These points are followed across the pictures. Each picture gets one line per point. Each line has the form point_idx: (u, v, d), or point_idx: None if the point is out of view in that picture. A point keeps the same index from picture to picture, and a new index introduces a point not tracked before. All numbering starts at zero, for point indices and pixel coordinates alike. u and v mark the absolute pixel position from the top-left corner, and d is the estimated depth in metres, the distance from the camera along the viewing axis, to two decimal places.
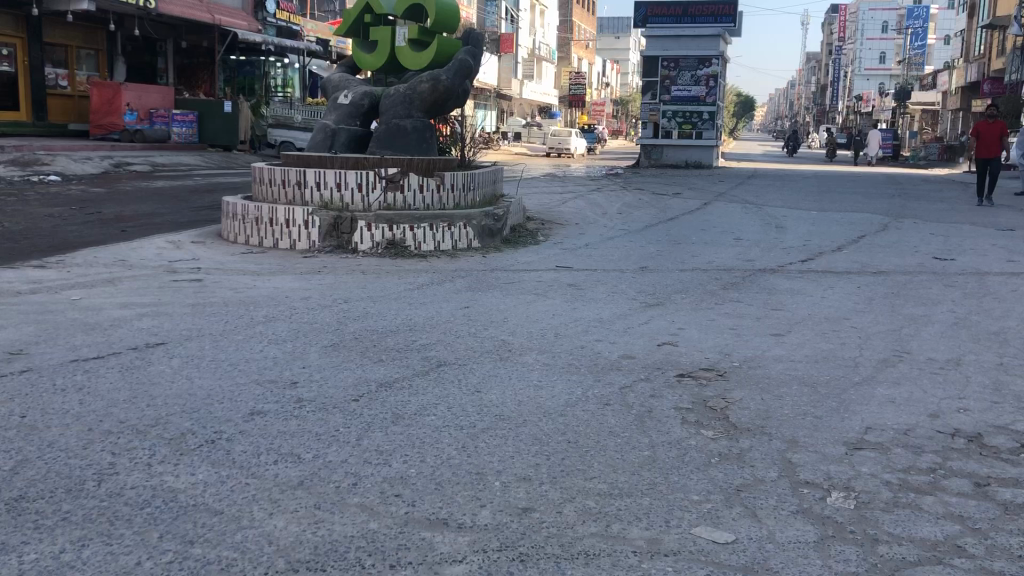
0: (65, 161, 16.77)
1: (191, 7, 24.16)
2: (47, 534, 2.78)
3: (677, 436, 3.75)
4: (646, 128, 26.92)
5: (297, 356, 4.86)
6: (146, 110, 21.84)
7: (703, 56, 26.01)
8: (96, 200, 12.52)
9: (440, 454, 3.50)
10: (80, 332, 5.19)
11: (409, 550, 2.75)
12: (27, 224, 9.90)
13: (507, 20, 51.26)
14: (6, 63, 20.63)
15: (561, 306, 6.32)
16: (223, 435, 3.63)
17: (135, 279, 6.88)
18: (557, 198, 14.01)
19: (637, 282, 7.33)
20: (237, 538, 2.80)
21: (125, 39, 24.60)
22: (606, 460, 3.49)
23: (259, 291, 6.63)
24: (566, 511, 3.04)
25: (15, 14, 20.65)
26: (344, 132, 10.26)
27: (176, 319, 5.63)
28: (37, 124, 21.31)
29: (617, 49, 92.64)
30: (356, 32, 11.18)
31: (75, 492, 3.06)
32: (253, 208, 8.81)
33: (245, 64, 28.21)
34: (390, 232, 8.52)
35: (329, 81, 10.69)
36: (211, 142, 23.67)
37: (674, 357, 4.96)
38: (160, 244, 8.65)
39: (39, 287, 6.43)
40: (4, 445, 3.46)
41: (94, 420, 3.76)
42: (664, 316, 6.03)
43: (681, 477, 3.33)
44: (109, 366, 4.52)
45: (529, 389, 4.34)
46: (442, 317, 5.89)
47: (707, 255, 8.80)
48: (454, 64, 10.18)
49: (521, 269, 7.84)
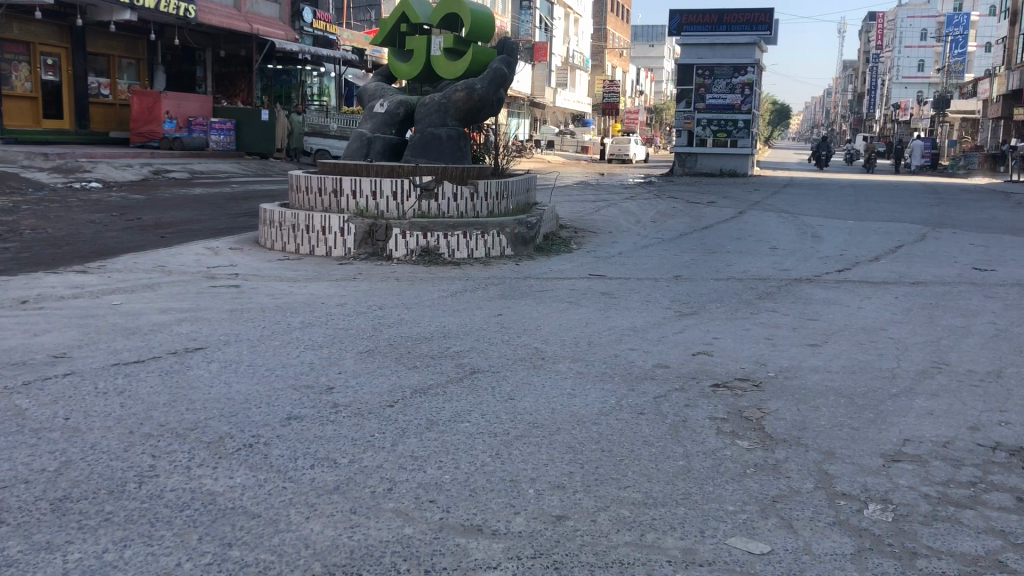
0: (106, 168, 17.09)
1: (229, 17, 24.68)
2: (90, 534, 2.83)
3: (712, 446, 3.73)
4: (679, 137, 26.82)
5: (334, 362, 4.89)
6: (184, 118, 22.19)
7: (737, 64, 25.75)
8: (135, 206, 12.74)
9: (473, 461, 3.52)
10: (121, 336, 5.28)
11: (443, 555, 2.77)
12: (70, 230, 10.07)
13: (543, 28, 51.41)
14: (51, 72, 21.01)
15: (593, 314, 6.30)
16: (261, 439, 3.68)
17: (175, 285, 7.00)
18: (589, 206, 14.03)
19: (672, 290, 7.32)
20: (275, 541, 2.83)
21: (165, 49, 24.97)
22: (640, 468, 3.49)
23: (296, 296, 6.71)
24: (600, 519, 3.04)
25: (59, 24, 21.01)
26: (380, 140, 10.34)
27: (215, 324, 5.70)
28: (80, 132, 21.71)
29: (651, 57, 92.36)
30: (393, 41, 11.30)
31: (117, 493, 3.12)
32: (291, 216, 8.92)
33: (282, 74, 28.63)
34: (424, 239, 8.57)
35: (365, 90, 10.87)
36: (248, 150, 24.01)
37: (709, 367, 4.94)
38: (199, 249, 8.79)
39: (83, 291, 6.57)
40: (48, 446, 3.53)
41: (135, 422, 3.82)
42: (699, 325, 6.01)
43: (716, 487, 3.32)
44: (149, 370, 4.60)
45: (564, 398, 4.34)
46: (475, 324, 5.91)
47: (742, 264, 8.76)
48: (489, 72, 10.20)
49: (553, 277, 7.85)
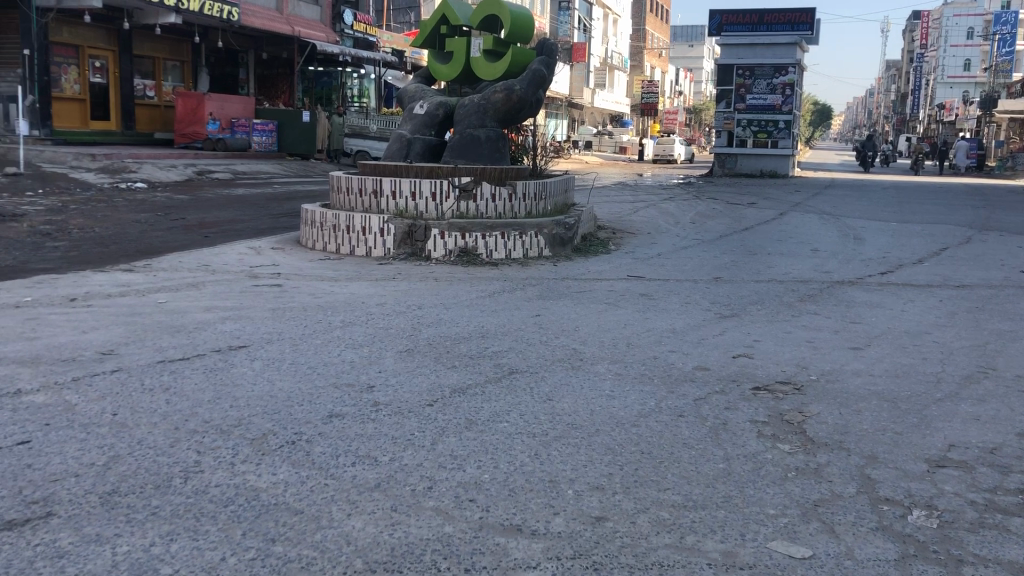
0: (151, 169, 17.37)
1: (272, 20, 25.00)
2: (137, 527, 2.89)
3: (753, 449, 3.71)
4: (719, 137, 26.60)
5: (374, 361, 4.94)
6: (227, 119, 22.48)
7: (779, 64, 25.52)
8: (179, 206, 12.93)
9: (513, 461, 3.53)
10: (167, 334, 5.37)
11: (483, 554, 2.79)
12: (116, 230, 10.25)
13: (581, 29, 51.33)
14: (98, 75, 21.40)
15: (632, 316, 6.28)
16: (303, 436, 3.73)
17: (218, 284, 7.10)
18: (628, 207, 13.97)
19: (712, 292, 7.27)
20: (317, 538, 2.86)
21: (209, 51, 25.33)
22: (680, 471, 3.47)
23: (337, 296, 6.78)
24: (640, 521, 3.03)
25: (107, 28, 21.40)
26: (419, 142, 10.40)
27: (258, 322, 5.78)
28: (125, 133, 22.10)
29: (691, 58, 91.74)
30: (433, 43, 11.36)
31: (164, 488, 3.18)
32: (331, 216, 9.00)
33: (323, 75, 28.81)
34: (462, 240, 8.61)
35: (405, 91, 10.95)
36: (289, 151, 24.30)
37: (749, 370, 4.90)
38: (241, 249, 8.91)
39: (129, 290, 6.70)
40: (97, 441, 3.61)
41: (180, 419, 3.89)
42: (739, 327, 5.96)
43: (757, 491, 3.29)
44: (194, 367, 4.68)
45: (602, 399, 4.34)
46: (514, 324, 5.93)
47: (783, 266, 8.67)
48: (528, 74, 10.22)
49: (592, 279, 7.82)
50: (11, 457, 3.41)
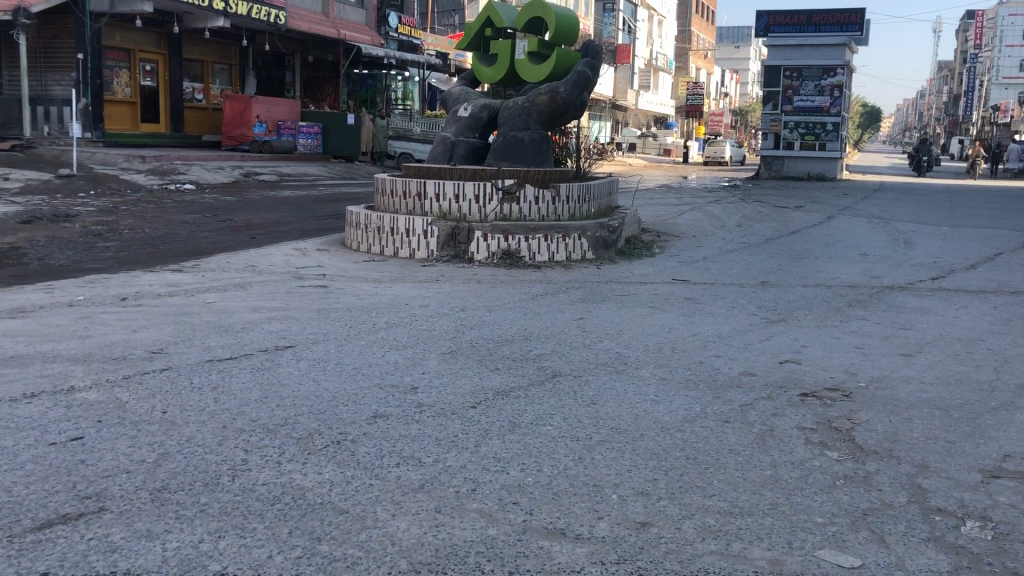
0: (200, 171, 17.64)
1: (318, 24, 25.29)
2: (186, 524, 2.93)
3: (800, 456, 3.65)
4: (766, 139, 26.28)
5: (417, 362, 4.96)
6: (274, 122, 22.76)
7: (827, 65, 25.22)
8: (227, 208, 13.13)
9: (557, 464, 3.52)
10: (215, 333, 5.45)
11: (528, 557, 2.78)
12: (166, 230, 10.44)
13: (626, 31, 51.14)
14: (149, 78, 21.80)
15: (677, 320, 6.23)
16: (348, 436, 3.76)
17: (265, 284, 7.20)
18: (673, 210, 13.88)
19: (758, 296, 7.18)
20: (362, 538, 2.88)
21: (257, 54, 25.69)
22: (726, 477, 3.44)
23: (380, 297, 6.84)
24: (685, 527, 3.00)
25: (158, 32, 21.80)
26: (463, 144, 10.43)
27: (303, 323, 5.85)
28: (175, 136, 22.49)
29: (736, 59, 90.82)
30: (477, 45, 11.39)
31: (212, 486, 3.22)
32: (376, 218, 9.07)
33: (367, 78, 28.97)
34: (505, 242, 8.61)
35: (449, 94, 10.99)
36: (334, 153, 24.61)
37: (797, 376, 4.83)
38: (287, 250, 9.02)
39: (179, 289, 6.82)
40: (148, 438, 3.67)
41: (227, 417, 3.95)
42: (786, 333, 5.88)
43: (804, 499, 3.24)
44: (242, 366, 4.74)
45: (647, 403, 4.31)
46: (557, 327, 5.92)
47: (830, 271, 8.52)
48: (572, 76, 10.20)
49: (636, 282, 7.78)
50: (65, 453, 3.48)
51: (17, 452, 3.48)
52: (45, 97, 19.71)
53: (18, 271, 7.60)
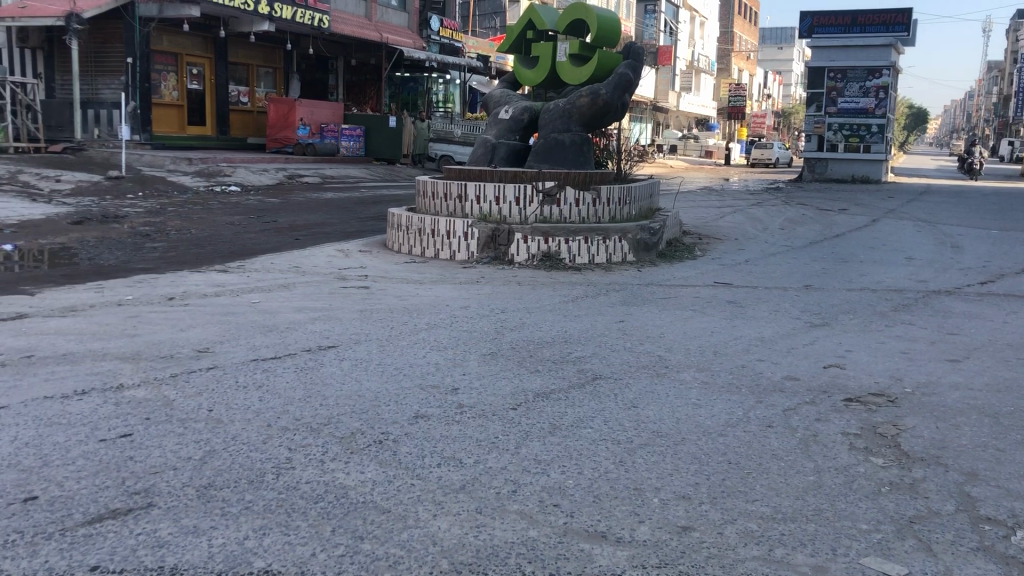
0: (245, 173, 17.88)
1: (361, 27, 25.50)
2: (232, 520, 2.98)
3: (844, 462, 3.61)
4: (809, 141, 25.97)
5: (458, 363, 4.99)
6: (317, 124, 23.01)
7: (872, 66, 24.84)
8: (272, 209, 13.29)
9: (597, 467, 3.52)
10: (260, 333, 5.53)
11: (569, 560, 2.78)
12: (212, 231, 10.61)
13: (668, 32, 50.87)
14: (195, 82, 22.16)
15: (719, 323, 6.19)
16: (390, 435, 3.79)
17: (308, 285, 7.29)
18: (715, 213, 13.77)
19: (801, 300, 7.10)
20: (404, 537, 2.90)
21: (300, 58, 25.99)
22: (769, 482, 3.41)
23: (421, 298, 6.89)
24: (727, 532, 2.98)
25: (204, 36, 22.14)
26: (504, 146, 10.46)
27: (345, 323, 5.91)
28: (220, 139, 22.83)
29: (780, 60, 89.79)
30: (519, 48, 11.41)
31: (256, 483, 3.27)
32: (417, 220, 9.14)
33: (409, 81, 29.20)
34: (545, 244, 8.61)
35: (490, 96, 11.03)
36: (376, 155, 24.82)
37: (841, 380, 4.77)
38: (330, 251, 9.12)
39: (224, 289, 6.93)
40: (194, 435, 3.73)
41: (272, 416, 4.00)
42: (830, 337, 5.81)
43: (848, 505, 3.20)
44: (286, 366, 4.80)
45: (688, 407, 4.29)
46: (598, 330, 5.91)
47: (875, 275, 8.40)
48: (613, 78, 10.16)
49: (677, 285, 7.74)
50: (115, 449, 3.56)
51: (69, 447, 3.57)
52: (95, 101, 20.09)
53: (70, 271, 7.79)
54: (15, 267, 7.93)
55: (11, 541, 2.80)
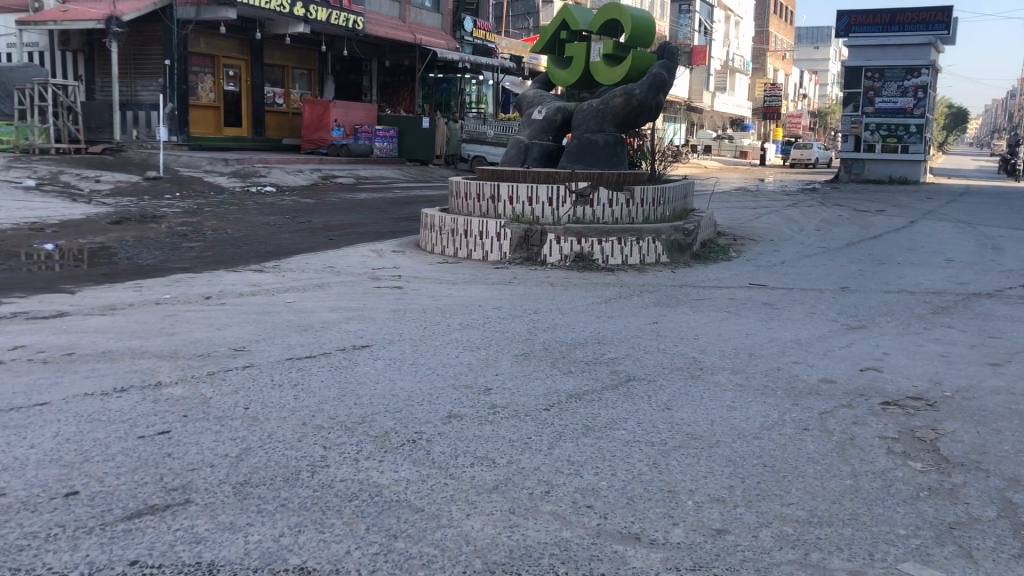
0: (280, 173, 18.04)
1: (395, 28, 25.63)
2: (268, 517, 3.01)
3: (881, 466, 3.56)
4: (846, 142, 25.66)
5: (491, 364, 4.99)
6: (351, 126, 23.19)
7: (911, 65, 24.46)
8: (307, 210, 13.40)
9: (631, 469, 3.51)
10: (295, 332, 5.58)
11: (602, 561, 2.78)
12: (248, 231, 10.72)
13: (702, 32, 50.55)
14: (232, 83, 22.40)
15: (754, 325, 6.13)
16: (423, 435, 3.80)
17: (343, 285, 7.34)
18: (750, 213, 13.66)
19: (838, 302, 7.02)
20: (437, 536, 2.91)
21: (335, 59, 26.19)
22: (805, 486, 3.37)
23: (454, 298, 6.91)
24: (762, 535, 2.96)
25: (240, 39, 22.38)
26: (537, 146, 10.47)
27: (379, 323, 5.94)
28: (256, 140, 23.07)
29: (816, 59, 88.85)
30: (553, 48, 11.40)
31: (292, 481, 3.30)
32: (450, 220, 9.17)
33: (443, 82, 29.12)
34: (578, 245, 8.59)
35: (524, 97, 11.04)
36: (409, 156, 24.94)
37: (878, 384, 4.70)
38: (364, 252, 9.17)
39: (260, 289, 7.00)
40: (230, 433, 3.77)
41: (307, 414, 4.04)
42: (868, 339, 5.74)
43: (887, 510, 3.16)
44: (321, 365, 4.84)
45: (723, 409, 4.26)
46: (631, 331, 5.88)
47: (913, 277, 8.28)
48: (648, 78, 10.10)
49: (711, 286, 7.69)
50: (153, 446, 3.61)
51: (109, 443, 3.62)
52: (134, 103, 20.45)
53: (109, 271, 7.91)
54: (56, 266, 8.07)
55: (52, 535, 2.85)
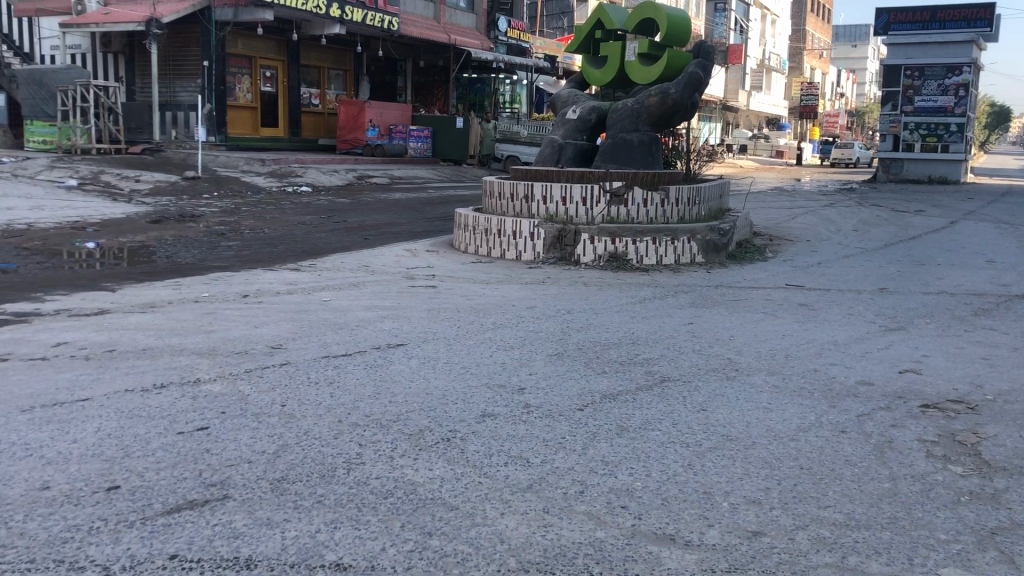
0: (315, 173, 18.19)
1: (429, 29, 25.72)
2: (305, 513, 3.04)
3: (921, 470, 3.51)
4: (884, 141, 25.31)
5: (524, 363, 4.99)
6: (386, 126, 23.41)
7: (952, 63, 24.05)
8: (342, 209, 13.49)
9: (666, 470, 3.49)
10: (331, 330, 5.62)
11: (637, 561, 2.77)
12: (284, 230, 10.83)
13: (738, 30, 50.15)
14: (269, 84, 22.63)
15: (791, 326, 6.07)
16: (457, 433, 3.82)
17: (377, 284, 7.39)
18: (786, 213, 13.53)
19: (876, 304, 6.93)
20: (472, 534, 2.92)
21: (370, 60, 26.36)
22: (842, 489, 3.33)
23: (488, 298, 6.92)
24: (799, 538, 2.93)
25: (277, 40, 22.60)
26: (571, 146, 10.46)
27: (413, 322, 5.97)
28: (292, 140, 23.29)
29: (854, 58, 87.78)
30: (587, 47, 11.38)
31: (328, 477, 3.33)
32: (484, 220, 9.20)
33: (477, 82, 29.06)
34: (612, 245, 8.56)
35: (558, 96, 11.04)
36: (443, 156, 25.13)
37: (917, 387, 4.64)
38: (398, 251, 9.22)
39: (296, 287, 7.06)
40: (268, 430, 3.81)
41: (343, 412, 4.07)
42: (907, 341, 5.66)
43: (926, 514, 3.12)
44: (356, 363, 4.87)
45: (759, 411, 4.22)
46: (666, 332, 5.86)
47: (953, 278, 8.15)
48: (684, 77, 10.03)
49: (746, 287, 7.63)
50: (192, 442, 3.65)
51: (149, 439, 3.68)
52: (173, 104, 20.75)
53: (149, 269, 8.02)
54: (97, 264, 8.20)
55: (94, 528, 2.90)
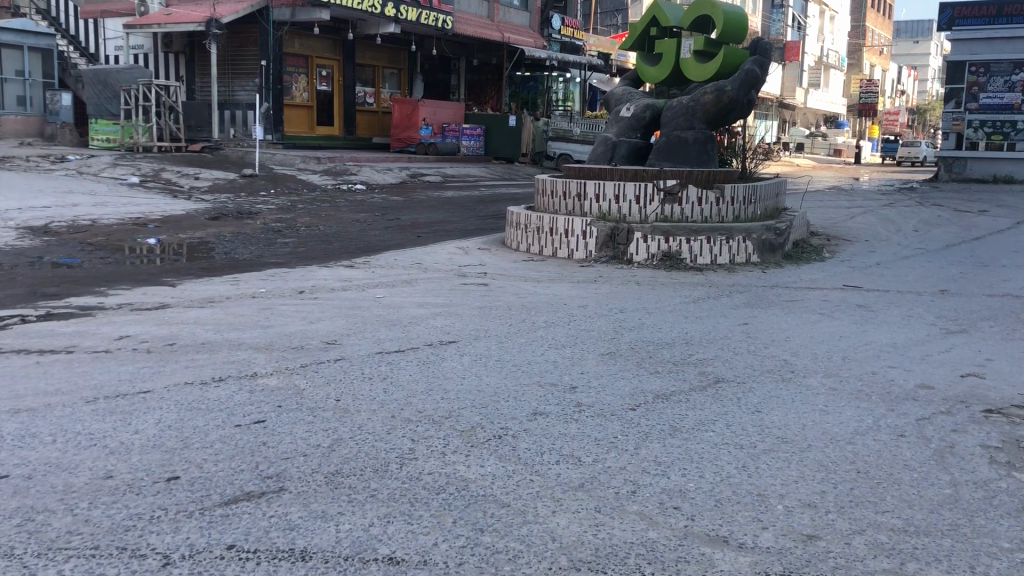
0: (369, 171, 18.36)
1: (483, 27, 25.81)
2: (358, 507, 3.07)
3: (984, 476, 3.42)
4: (947, 139, 24.65)
5: (576, 362, 4.98)
6: (439, 124, 23.45)
7: (1019, 59, 23.47)
8: (395, 207, 13.61)
9: (720, 471, 3.46)
10: (384, 327, 5.68)
11: (689, 563, 2.75)
12: (339, 228, 10.96)
13: (795, 26, 49.44)
14: (325, 83, 22.92)
15: (848, 328, 5.96)
16: (509, 431, 3.83)
17: (430, 280, 7.44)
18: (843, 213, 13.29)
19: (937, 305, 6.76)
20: (523, 532, 2.93)
21: (424, 59, 26.54)
22: (901, 494, 3.26)
23: (541, 295, 6.93)
24: (855, 543, 2.88)
25: (333, 39, 22.88)
26: (624, 144, 10.41)
27: (466, 319, 6.00)
28: (347, 138, 23.54)
29: (916, 54, 85.83)
30: (642, 45, 11.31)
31: (382, 472, 3.36)
32: (536, 218, 9.20)
33: (529, 80, 29.35)
34: (665, 244, 8.50)
35: (612, 94, 11.00)
36: (496, 155, 25.25)
37: (981, 391, 4.51)
38: (451, 248, 9.27)
39: (351, 284, 7.15)
40: (323, 424, 3.87)
41: (397, 407, 4.11)
42: (969, 344, 5.52)
43: (990, 522, 3.04)
44: (409, 359, 4.91)
45: (815, 414, 4.16)
46: (719, 332, 5.80)
47: (1019, 280, 7.91)
48: (740, 74, 9.90)
49: (803, 287, 7.51)
50: (249, 435, 3.72)
51: (207, 431, 3.76)
52: (232, 103, 21.15)
53: (208, 264, 8.18)
54: (158, 260, 8.40)
55: (154, 517, 2.97)
